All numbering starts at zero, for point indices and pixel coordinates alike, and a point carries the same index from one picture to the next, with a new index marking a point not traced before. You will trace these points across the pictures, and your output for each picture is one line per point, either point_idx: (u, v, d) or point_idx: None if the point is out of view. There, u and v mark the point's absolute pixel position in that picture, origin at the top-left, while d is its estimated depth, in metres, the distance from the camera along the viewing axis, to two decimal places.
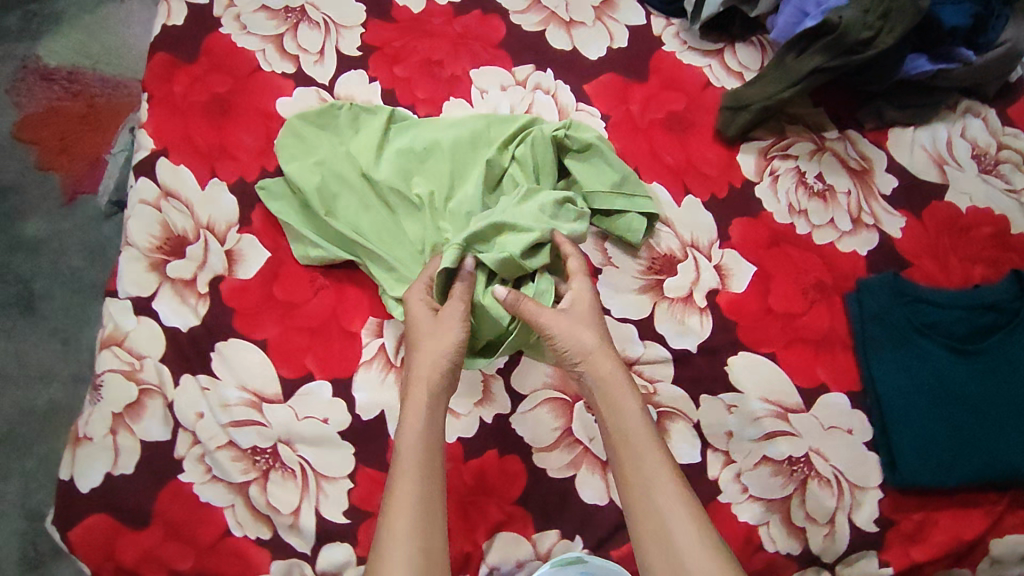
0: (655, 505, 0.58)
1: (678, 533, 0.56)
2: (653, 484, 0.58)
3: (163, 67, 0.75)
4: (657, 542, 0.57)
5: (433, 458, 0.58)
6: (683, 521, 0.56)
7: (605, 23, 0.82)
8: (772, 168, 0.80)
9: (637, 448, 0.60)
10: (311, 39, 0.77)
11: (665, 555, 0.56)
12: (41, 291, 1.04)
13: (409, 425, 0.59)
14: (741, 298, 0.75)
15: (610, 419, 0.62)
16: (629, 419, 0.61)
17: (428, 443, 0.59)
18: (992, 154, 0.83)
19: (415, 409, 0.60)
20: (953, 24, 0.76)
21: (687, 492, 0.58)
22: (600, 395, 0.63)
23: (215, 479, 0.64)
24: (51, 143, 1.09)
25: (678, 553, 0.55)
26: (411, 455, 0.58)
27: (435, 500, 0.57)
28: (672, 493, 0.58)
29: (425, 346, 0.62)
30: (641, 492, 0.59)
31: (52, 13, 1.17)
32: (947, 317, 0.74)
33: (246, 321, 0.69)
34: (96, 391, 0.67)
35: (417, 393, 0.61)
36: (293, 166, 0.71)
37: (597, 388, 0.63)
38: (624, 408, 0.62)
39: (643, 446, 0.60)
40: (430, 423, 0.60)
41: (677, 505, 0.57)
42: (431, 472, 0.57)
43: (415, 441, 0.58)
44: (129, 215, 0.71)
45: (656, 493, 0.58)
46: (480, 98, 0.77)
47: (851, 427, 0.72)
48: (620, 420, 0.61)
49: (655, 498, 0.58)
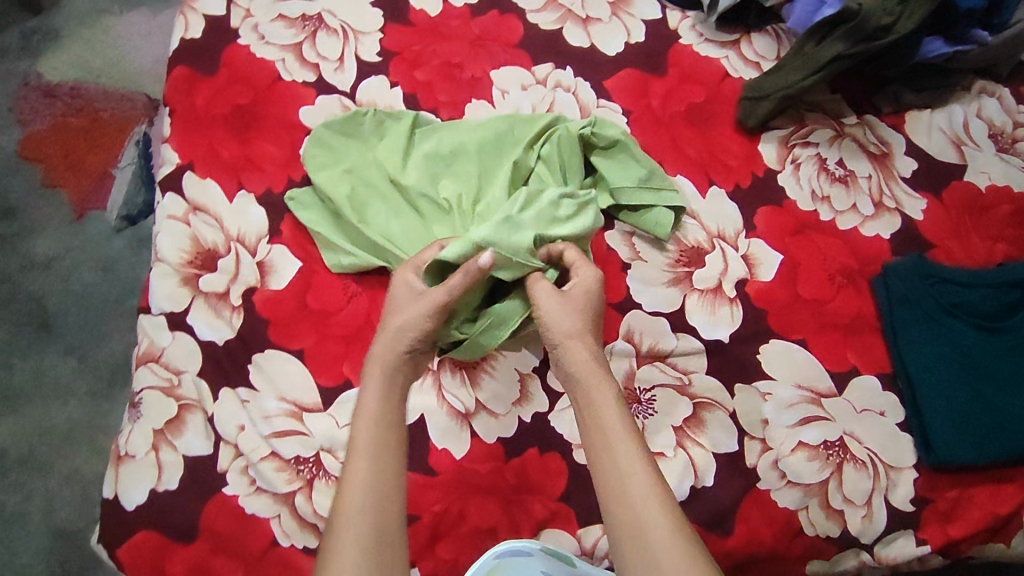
0: (625, 495, 0.54)
1: (647, 525, 0.52)
2: (623, 473, 0.55)
3: (184, 81, 0.76)
4: (627, 537, 0.52)
5: (388, 457, 0.57)
6: (653, 513, 0.52)
7: (621, 18, 0.84)
8: (793, 156, 0.80)
9: (608, 436, 0.57)
10: (329, 47, 0.79)
11: (634, 550, 0.51)
12: (55, 308, 1.03)
13: (362, 423, 0.58)
14: (770, 286, 0.75)
15: (585, 408, 0.59)
16: (602, 407, 0.58)
17: (381, 437, 0.58)
18: (1008, 133, 0.84)
19: (368, 409, 0.59)
20: (969, 6, 0.78)
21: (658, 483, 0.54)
22: (575, 379, 0.61)
23: (260, 491, 0.64)
24: (57, 160, 1.08)
25: (648, 548, 0.51)
26: (364, 453, 0.56)
27: (388, 503, 0.55)
28: (644, 484, 0.54)
29: (389, 330, 0.62)
30: (611, 480, 0.55)
31: (52, 29, 1.15)
32: (974, 297, 0.74)
33: (282, 332, 0.69)
34: (135, 409, 0.67)
35: (372, 380, 0.61)
36: (321, 176, 0.72)
37: (575, 373, 0.61)
38: (598, 397, 0.59)
39: (614, 433, 0.57)
40: (381, 420, 0.58)
41: (648, 495, 0.53)
42: (382, 473, 0.56)
43: (368, 438, 0.57)
44: (159, 231, 0.71)
45: (627, 480, 0.54)
46: (502, 98, 0.79)
47: (883, 409, 0.72)
48: (594, 409, 0.59)
49: (626, 487, 0.54)
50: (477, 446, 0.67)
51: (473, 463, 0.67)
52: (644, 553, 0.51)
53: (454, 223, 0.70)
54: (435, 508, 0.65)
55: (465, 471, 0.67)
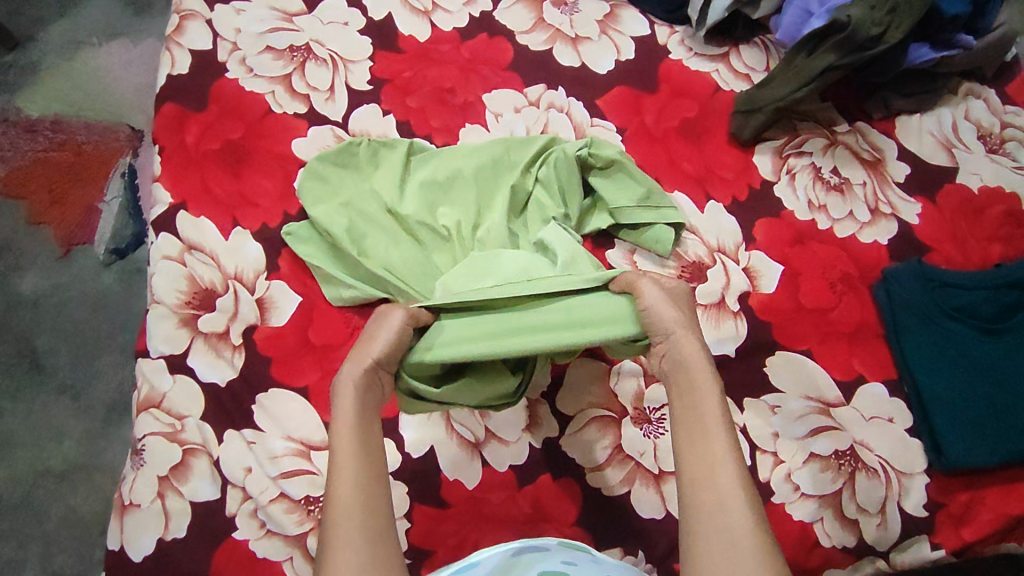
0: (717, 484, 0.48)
1: (736, 524, 0.46)
2: (715, 459, 0.49)
3: (172, 118, 0.75)
4: (714, 526, 0.47)
5: (374, 454, 0.51)
6: (740, 501, 0.47)
7: (610, 36, 0.85)
8: (788, 166, 0.81)
9: (702, 420, 0.52)
10: (320, 77, 0.78)
11: (719, 541, 0.46)
12: (45, 347, 1.01)
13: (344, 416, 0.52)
14: (772, 298, 0.75)
15: (683, 395, 0.53)
16: (701, 393, 0.53)
17: (364, 429, 0.52)
18: (997, 133, 0.85)
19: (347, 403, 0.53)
20: (954, 12, 0.79)
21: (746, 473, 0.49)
22: (677, 373, 0.54)
23: (270, 534, 0.63)
24: (41, 197, 1.05)
25: (732, 538, 0.46)
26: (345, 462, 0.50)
27: (378, 505, 0.49)
28: (733, 471, 0.49)
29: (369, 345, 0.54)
30: (702, 466, 0.49)
31: (30, 64, 1.14)
32: (974, 299, 0.74)
33: (285, 369, 0.68)
34: (138, 456, 0.65)
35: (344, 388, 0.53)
36: (318, 209, 0.71)
37: (677, 366, 0.54)
38: (696, 384, 0.53)
39: (713, 424, 0.51)
40: (364, 412, 0.53)
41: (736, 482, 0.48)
42: (369, 473, 0.50)
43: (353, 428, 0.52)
44: (154, 272, 0.70)
45: (715, 464, 0.49)
46: (496, 121, 0.79)
47: (891, 415, 0.72)
48: (688, 395, 0.53)
49: (715, 470, 0.49)
50: (489, 475, 0.67)
51: (486, 492, 0.66)
52: (728, 545, 0.46)
53: (455, 249, 0.69)
54: (449, 541, 0.64)
55: (479, 501, 0.66)
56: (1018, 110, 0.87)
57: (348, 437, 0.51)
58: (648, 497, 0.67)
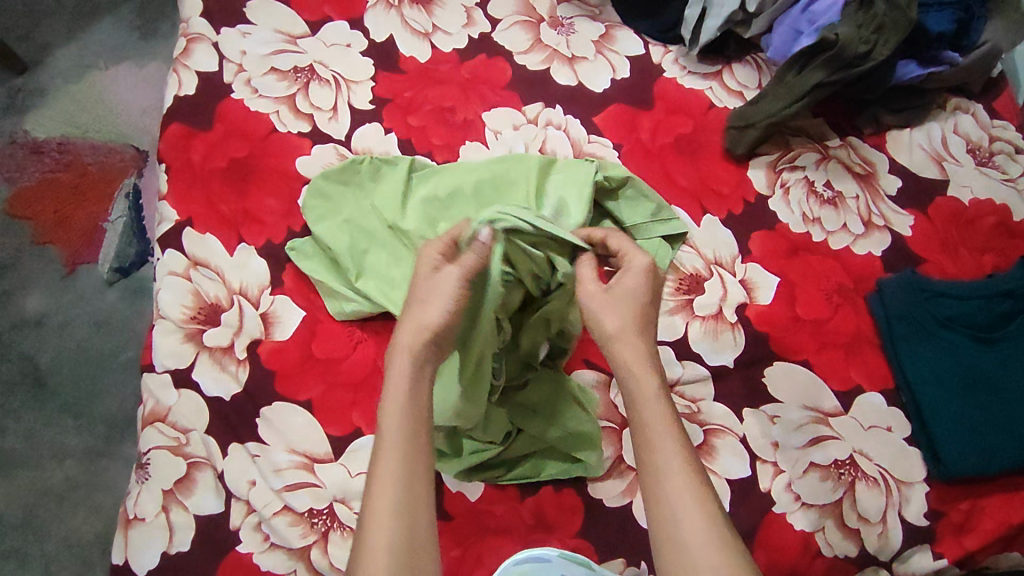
0: (665, 493, 0.51)
1: (687, 529, 0.49)
2: (667, 476, 0.51)
3: (178, 138, 0.77)
4: (665, 536, 0.50)
5: (419, 461, 0.50)
6: (694, 519, 0.50)
7: (606, 56, 0.87)
8: (782, 180, 0.83)
9: (654, 433, 0.53)
10: (323, 97, 0.80)
11: (675, 558, 0.49)
12: (49, 366, 1.02)
13: (391, 417, 0.51)
14: (769, 309, 0.76)
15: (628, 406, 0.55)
16: (648, 403, 0.54)
17: (412, 430, 0.51)
18: (985, 147, 0.87)
19: (396, 405, 0.52)
20: (940, 30, 0.82)
21: (702, 485, 0.51)
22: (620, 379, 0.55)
23: (274, 547, 0.63)
24: (46, 217, 1.07)
25: (688, 553, 0.49)
26: (392, 451, 0.50)
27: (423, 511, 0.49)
28: (687, 487, 0.51)
29: (415, 313, 0.55)
30: (651, 476, 0.52)
31: (38, 87, 1.16)
32: (968, 308, 0.75)
33: (290, 383, 0.69)
34: (142, 470, 0.66)
35: (399, 368, 0.53)
36: (321, 226, 0.72)
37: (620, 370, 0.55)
38: (642, 391, 0.54)
39: (660, 434, 0.53)
40: (416, 414, 0.52)
41: (689, 496, 0.51)
42: (414, 482, 0.49)
43: (402, 432, 0.51)
44: (160, 288, 0.71)
45: (668, 483, 0.51)
46: (495, 139, 0.81)
47: (889, 425, 0.73)
48: (635, 404, 0.54)
49: (667, 487, 0.51)
50: (491, 487, 0.67)
51: (488, 505, 0.67)
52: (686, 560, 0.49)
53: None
54: (452, 553, 0.64)
55: (480, 513, 0.66)
56: (1005, 124, 0.89)
57: (394, 448, 0.50)
58: None
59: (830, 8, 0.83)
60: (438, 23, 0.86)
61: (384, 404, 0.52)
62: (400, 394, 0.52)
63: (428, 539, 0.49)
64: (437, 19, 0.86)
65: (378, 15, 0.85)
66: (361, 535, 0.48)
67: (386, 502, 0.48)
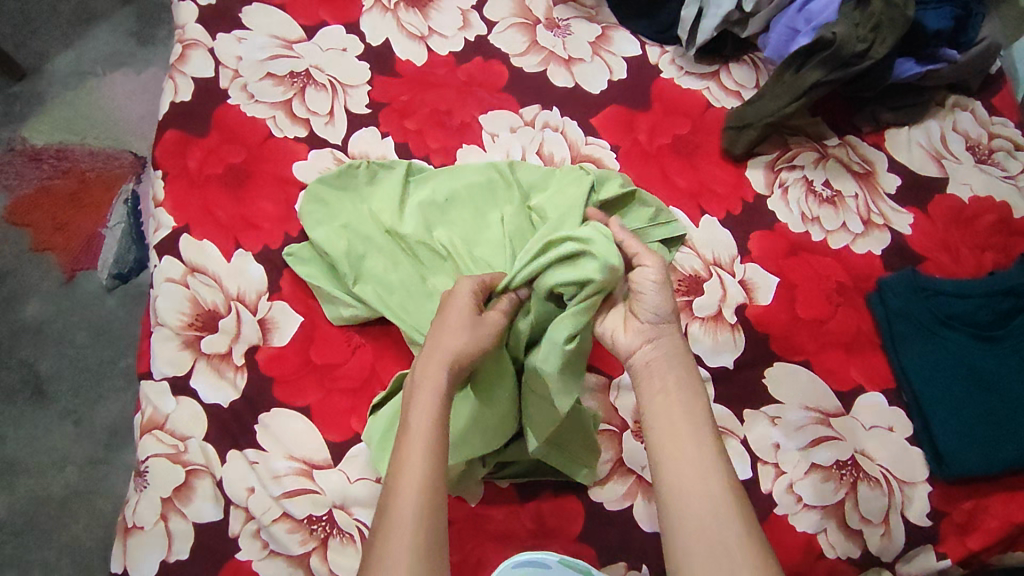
0: (702, 484, 0.51)
1: (726, 521, 0.49)
2: (704, 468, 0.51)
3: (175, 144, 0.77)
4: (699, 529, 0.49)
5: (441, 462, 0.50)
6: (732, 512, 0.49)
7: (603, 57, 0.87)
8: (781, 180, 0.82)
9: (688, 425, 0.54)
10: (319, 102, 0.80)
11: (707, 549, 0.48)
12: (49, 373, 1.02)
13: (414, 417, 0.51)
14: (768, 309, 0.76)
15: (666, 399, 0.55)
16: (690, 402, 0.55)
17: (434, 431, 0.50)
18: (985, 144, 0.87)
19: (427, 416, 0.51)
20: (937, 27, 0.81)
21: (735, 483, 0.51)
22: (659, 374, 0.57)
23: (273, 554, 0.63)
24: (45, 224, 1.07)
25: (727, 550, 0.48)
26: (420, 449, 0.49)
27: (441, 513, 0.48)
28: (725, 484, 0.51)
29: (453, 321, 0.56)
30: (687, 466, 0.52)
31: (36, 94, 1.16)
32: (968, 307, 0.75)
33: (288, 389, 0.68)
34: (141, 478, 0.65)
35: (433, 368, 0.53)
36: (318, 231, 0.72)
37: (659, 366, 0.57)
38: (682, 391, 0.56)
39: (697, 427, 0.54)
40: (436, 415, 0.51)
41: (729, 494, 0.50)
42: (436, 484, 0.48)
43: (431, 441, 0.50)
44: (157, 295, 0.71)
45: (705, 474, 0.51)
46: (492, 141, 0.80)
47: (891, 424, 0.72)
48: (674, 401, 0.55)
49: (710, 483, 0.51)
50: (491, 491, 0.67)
51: (488, 509, 0.66)
52: (722, 556, 0.48)
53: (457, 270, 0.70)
54: (453, 558, 0.64)
55: (480, 518, 0.66)
56: (1005, 121, 0.88)
57: (417, 447, 0.49)
58: (651, 512, 0.67)
59: (826, 7, 0.83)
60: (434, 26, 0.86)
61: (406, 405, 0.52)
62: (425, 395, 0.52)
63: (445, 544, 0.47)
64: (433, 22, 0.86)
65: (374, 19, 0.85)
66: (381, 534, 0.46)
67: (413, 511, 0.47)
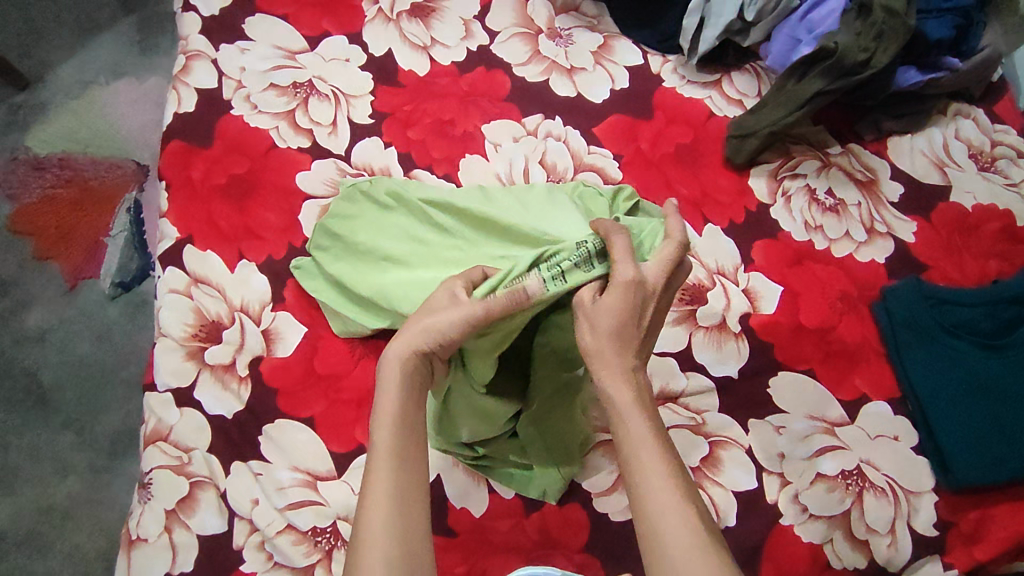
0: (652, 518, 0.46)
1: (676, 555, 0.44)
2: (655, 502, 0.47)
3: (178, 155, 0.77)
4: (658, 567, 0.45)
5: (410, 476, 0.50)
6: (684, 544, 0.45)
7: (604, 66, 0.87)
8: (784, 189, 0.82)
9: (633, 455, 0.49)
10: (322, 112, 0.80)
11: None
12: (51, 382, 1.02)
13: (380, 435, 0.51)
14: (773, 318, 0.76)
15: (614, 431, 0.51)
16: (635, 429, 0.50)
17: (403, 445, 0.51)
18: (987, 151, 0.87)
19: (386, 417, 0.51)
20: (938, 37, 0.81)
21: (690, 511, 0.46)
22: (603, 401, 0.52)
23: (278, 566, 0.63)
24: (48, 233, 1.07)
25: None
26: (382, 453, 0.50)
27: (414, 518, 0.48)
28: (680, 511, 0.46)
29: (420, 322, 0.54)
30: (639, 503, 0.47)
31: (39, 103, 1.16)
32: (972, 315, 0.75)
33: (292, 400, 0.68)
34: (145, 490, 0.65)
35: (389, 373, 0.53)
36: (328, 247, 0.73)
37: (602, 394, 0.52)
38: (625, 414, 0.50)
39: (646, 453, 0.49)
40: (402, 426, 0.51)
41: (683, 522, 0.46)
42: (404, 490, 0.49)
43: (390, 445, 0.50)
44: (161, 306, 0.71)
45: (656, 506, 0.46)
46: (495, 151, 0.81)
47: (896, 434, 0.72)
48: (622, 427, 0.50)
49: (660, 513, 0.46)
50: (496, 502, 0.67)
51: (492, 521, 0.66)
52: None
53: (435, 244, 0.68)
54: (458, 570, 0.64)
55: (485, 529, 0.66)
56: (1006, 128, 0.89)
57: (383, 454, 0.50)
58: None
59: (828, 16, 0.84)
60: (437, 36, 0.86)
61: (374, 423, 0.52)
62: (389, 413, 0.52)
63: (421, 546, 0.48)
64: (436, 32, 0.86)
65: (376, 29, 0.85)
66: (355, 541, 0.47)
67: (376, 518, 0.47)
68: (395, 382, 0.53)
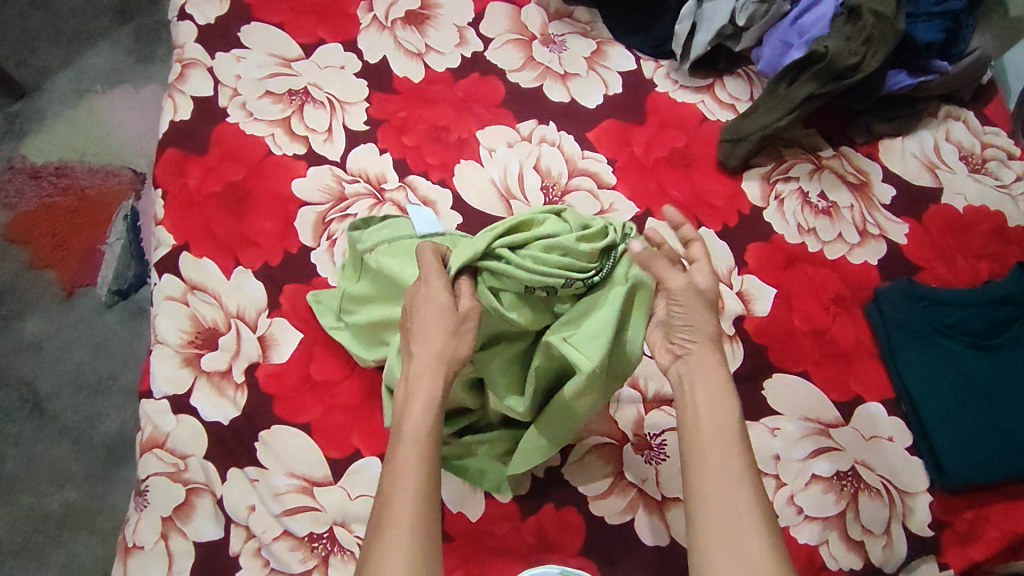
0: (726, 492, 0.51)
1: (749, 527, 0.49)
2: (730, 477, 0.51)
3: (174, 162, 0.77)
4: (723, 533, 0.49)
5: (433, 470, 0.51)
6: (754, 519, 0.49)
7: (598, 72, 0.88)
8: (776, 192, 0.83)
9: (716, 435, 0.53)
10: (317, 120, 0.81)
11: (730, 554, 0.48)
12: (48, 391, 1.02)
13: (411, 430, 0.52)
14: (766, 321, 0.76)
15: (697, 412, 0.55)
16: (720, 414, 0.54)
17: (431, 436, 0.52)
18: (978, 153, 0.88)
19: (418, 404, 0.53)
20: (927, 40, 0.82)
21: (762, 492, 0.51)
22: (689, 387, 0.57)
23: (274, 573, 0.63)
24: (44, 241, 1.07)
25: (746, 552, 0.48)
26: (413, 441, 0.52)
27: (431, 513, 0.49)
28: (749, 498, 0.50)
29: (417, 323, 0.56)
30: (716, 477, 0.51)
31: (37, 112, 1.17)
32: (966, 316, 0.75)
33: (289, 406, 0.69)
34: (141, 497, 0.65)
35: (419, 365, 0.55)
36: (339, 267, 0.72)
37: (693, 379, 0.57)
38: (713, 401, 0.55)
39: (730, 436, 0.53)
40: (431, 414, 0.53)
41: (754, 502, 0.50)
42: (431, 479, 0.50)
43: (423, 433, 0.52)
44: (157, 313, 0.71)
45: (734, 483, 0.51)
46: (490, 156, 0.81)
47: (891, 435, 0.72)
48: (705, 410, 0.55)
49: (735, 492, 0.50)
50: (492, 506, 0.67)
51: (489, 525, 0.66)
52: (740, 558, 0.48)
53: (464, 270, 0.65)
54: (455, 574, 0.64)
55: (482, 533, 0.66)
56: (998, 130, 0.90)
57: (415, 442, 0.52)
58: (651, 525, 0.67)
59: (818, 21, 0.84)
60: (431, 43, 0.87)
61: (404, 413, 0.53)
62: (417, 412, 0.53)
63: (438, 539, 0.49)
64: (430, 39, 0.87)
65: (371, 36, 0.86)
66: (381, 526, 0.48)
67: (403, 503, 0.48)
68: (427, 390, 0.54)
